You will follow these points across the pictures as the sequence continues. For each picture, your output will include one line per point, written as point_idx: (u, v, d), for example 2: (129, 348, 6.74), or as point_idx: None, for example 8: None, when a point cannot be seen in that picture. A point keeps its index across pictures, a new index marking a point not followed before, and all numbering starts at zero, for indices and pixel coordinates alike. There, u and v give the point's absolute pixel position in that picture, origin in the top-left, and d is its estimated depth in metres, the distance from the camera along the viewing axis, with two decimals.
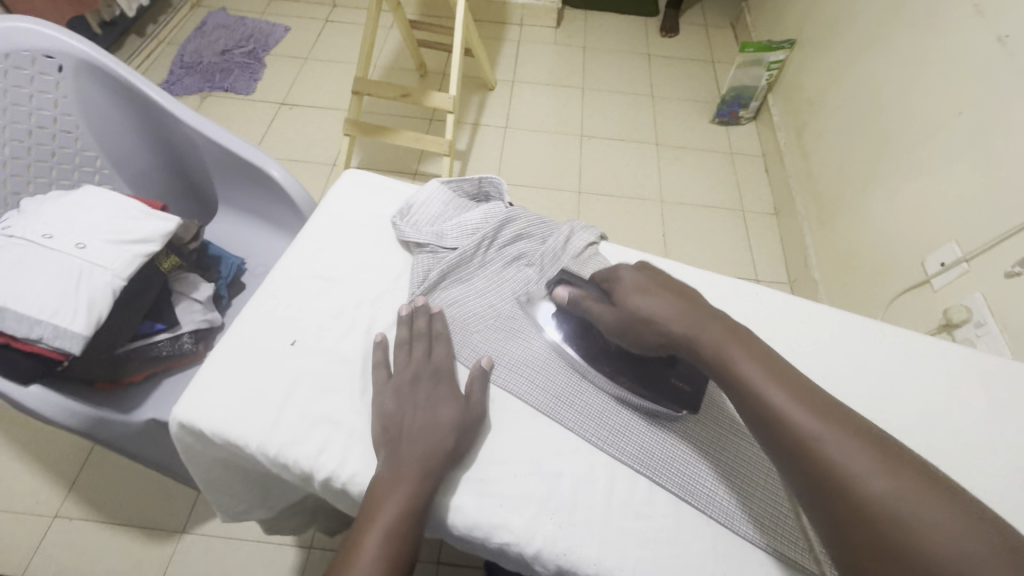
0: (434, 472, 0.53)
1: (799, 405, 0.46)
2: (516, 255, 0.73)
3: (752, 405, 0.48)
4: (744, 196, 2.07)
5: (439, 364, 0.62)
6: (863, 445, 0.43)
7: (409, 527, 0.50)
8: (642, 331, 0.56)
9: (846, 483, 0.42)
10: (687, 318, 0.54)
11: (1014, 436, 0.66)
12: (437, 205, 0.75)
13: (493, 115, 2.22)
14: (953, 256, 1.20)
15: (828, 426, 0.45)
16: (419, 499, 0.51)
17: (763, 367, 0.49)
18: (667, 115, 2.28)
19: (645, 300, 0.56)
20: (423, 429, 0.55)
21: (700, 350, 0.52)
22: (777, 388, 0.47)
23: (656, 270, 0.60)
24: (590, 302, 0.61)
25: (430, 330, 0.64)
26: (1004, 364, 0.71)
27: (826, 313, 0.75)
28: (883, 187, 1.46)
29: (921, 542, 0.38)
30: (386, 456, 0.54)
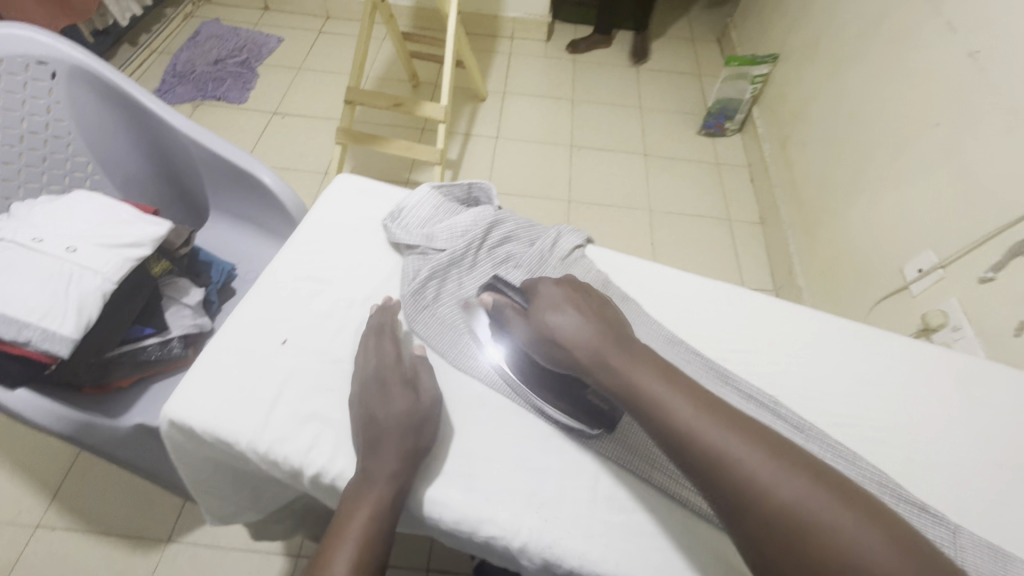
0: (407, 474, 0.54)
1: (705, 419, 0.47)
2: (505, 257, 0.74)
3: (662, 422, 0.48)
4: (729, 205, 2.11)
5: (384, 359, 0.61)
6: (766, 450, 0.45)
7: (379, 529, 0.50)
8: (554, 352, 0.55)
9: (754, 490, 0.43)
10: (598, 335, 0.54)
11: (987, 431, 0.68)
12: (428, 208, 0.77)
13: (484, 125, 2.25)
14: (930, 262, 1.24)
15: (732, 439, 0.46)
16: (391, 502, 0.52)
17: (669, 384, 0.50)
18: (655, 127, 2.33)
19: (557, 321, 0.56)
20: (398, 431, 0.55)
21: (610, 370, 0.52)
22: (684, 404, 0.48)
23: (571, 286, 0.60)
24: (511, 314, 0.60)
25: (381, 324, 0.64)
26: (975, 362, 0.73)
27: (806, 314, 0.77)
28: (864, 196, 1.50)
29: (825, 543, 0.40)
30: (362, 460, 0.54)
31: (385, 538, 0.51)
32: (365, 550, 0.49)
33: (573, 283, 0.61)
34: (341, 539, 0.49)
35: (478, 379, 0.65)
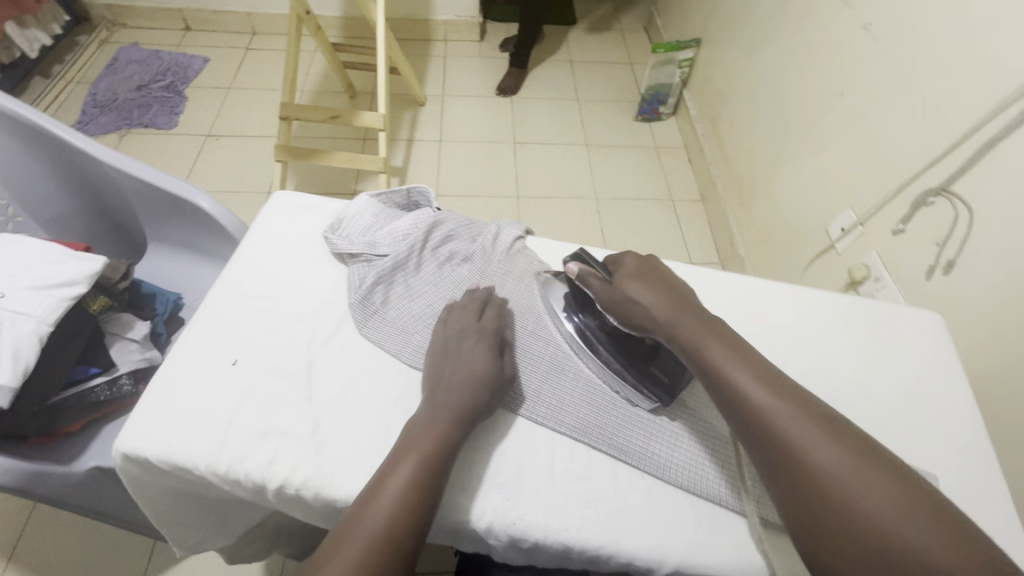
0: (468, 423, 0.59)
1: (762, 385, 0.51)
2: (448, 255, 0.77)
3: (720, 383, 0.53)
4: (671, 185, 2.20)
5: (487, 325, 0.67)
6: (814, 421, 0.48)
7: (436, 461, 0.54)
8: (630, 317, 0.61)
9: (798, 451, 0.47)
10: (670, 303, 0.59)
11: (902, 365, 0.74)
12: (367, 217, 0.78)
13: (426, 130, 2.26)
14: (850, 220, 1.34)
15: (783, 405, 0.50)
16: (450, 442, 0.56)
17: (734, 352, 0.54)
18: (594, 117, 2.40)
19: (636, 288, 0.61)
20: (478, 382, 0.61)
21: (679, 332, 0.57)
22: (745, 369, 0.52)
23: (653, 263, 0.65)
24: (593, 279, 0.65)
25: (484, 298, 0.70)
26: (886, 305, 0.81)
27: (732, 279, 0.82)
28: (788, 165, 1.61)
29: (857, 503, 0.44)
30: (434, 396, 0.60)
31: (440, 472, 0.54)
32: (418, 474, 0.53)
33: (653, 262, 0.66)
34: (399, 463, 0.54)
35: None
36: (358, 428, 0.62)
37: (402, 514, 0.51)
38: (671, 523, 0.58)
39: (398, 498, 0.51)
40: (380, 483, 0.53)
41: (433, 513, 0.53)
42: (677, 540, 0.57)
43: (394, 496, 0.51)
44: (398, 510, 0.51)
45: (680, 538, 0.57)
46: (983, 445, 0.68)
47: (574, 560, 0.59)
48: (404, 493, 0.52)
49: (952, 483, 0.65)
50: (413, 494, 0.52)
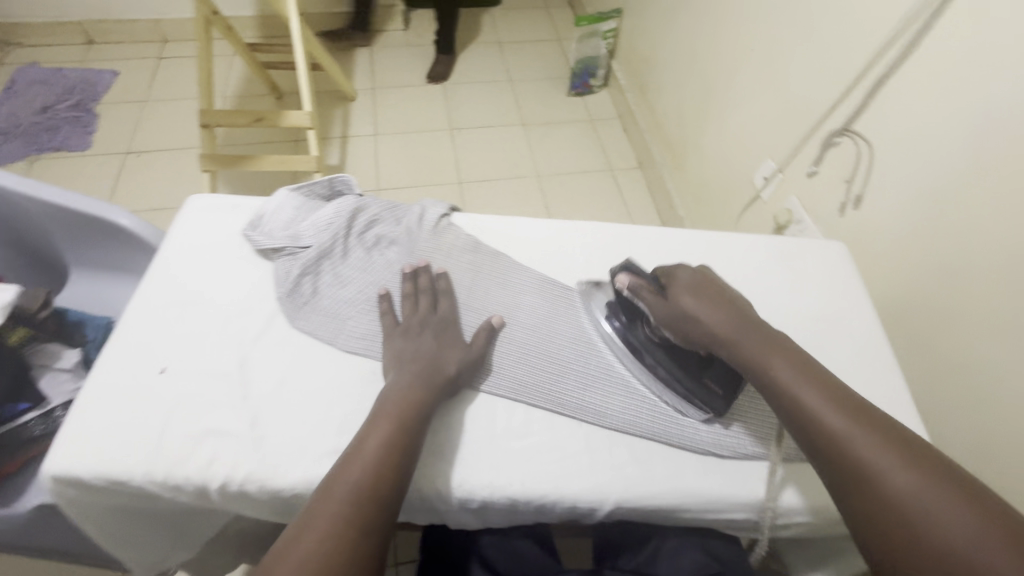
0: (434, 387, 0.61)
1: (834, 409, 0.52)
2: (375, 240, 0.77)
3: (792, 406, 0.54)
4: (610, 155, 2.24)
5: (444, 313, 0.69)
6: (888, 444, 0.48)
7: (406, 426, 0.57)
8: (690, 332, 0.62)
9: (870, 472, 0.48)
10: (732, 318, 0.61)
11: (815, 293, 0.79)
12: (289, 211, 0.77)
13: (360, 124, 2.22)
14: (770, 169, 1.41)
15: (855, 426, 0.50)
16: (416, 404, 0.59)
17: (805, 375, 0.55)
18: (528, 95, 2.41)
19: (692, 304, 0.62)
20: (448, 358, 0.64)
21: (743, 351, 0.59)
22: (815, 393, 0.53)
23: (706, 275, 0.66)
24: (647, 292, 0.65)
25: (429, 287, 0.71)
26: (797, 240, 0.86)
27: (659, 229, 0.83)
28: (713, 123, 1.67)
29: (934, 532, 0.43)
30: (402, 371, 0.62)
31: (411, 437, 0.57)
32: (390, 438, 0.56)
33: (706, 275, 0.66)
34: (372, 430, 0.56)
35: (370, 356, 0.67)
36: (297, 419, 0.62)
37: (376, 474, 0.53)
38: (608, 463, 0.62)
39: (371, 461, 0.54)
40: (354, 450, 0.55)
41: (401, 484, 0.54)
42: (614, 477, 0.61)
43: (366, 462, 0.53)
44: (372, 472, 0.53)
45: (619, 477, 0.61)
46: (888, 357, 0.74)
47: (523, 513, 0.61)
48: (376, 461, 0.54)
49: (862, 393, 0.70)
50: (387, 456, 0.55)
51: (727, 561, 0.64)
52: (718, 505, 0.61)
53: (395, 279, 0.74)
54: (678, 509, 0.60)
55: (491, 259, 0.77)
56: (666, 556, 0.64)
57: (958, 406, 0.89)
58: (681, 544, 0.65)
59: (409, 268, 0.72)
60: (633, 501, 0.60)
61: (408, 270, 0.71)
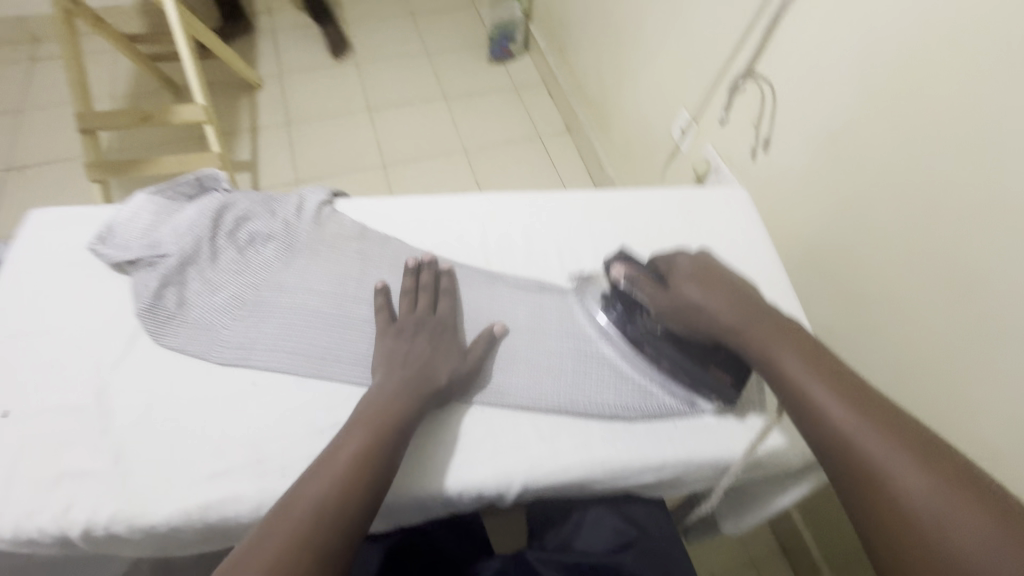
0: (423, 399, 0.56)
1: (845, 400, 0.47)
2: (248, 238, 0.70)
3: (799, 396, 0.49)
4: (537, 122, 2.15)
5: (444, 316, 0.64)
6: (901, 441, 0.43)
7: (387, 435, 0.53)
8: (693, 320, 0.58)
9: (882, 473, 0.42)
10: (737, 307, 0.56)
11: (718, 244, 0.78)
12: (145, 217, 0.70)
13: (269, 114, 2.06)
14: (685, 120, 1.39)
15: (868, 423, 0.45)
16: (399, 413, 0.54)
17: (814, 364, 0.50)
18: (447, 66, 2.29)
19: (694, 291, 0.58)
20: (440, 365, 0.60)
21: (751, 340, 0.54)
22: (824, 383, 0.48)
23: (711, 262, 0.61)
24: (643, 283, 0.62)
25: (427, 284, 0.66)
26: (699, 190, 0.84)
27: (556, 198, 0.80)
28: (630, 79, 1.63)
29: (949, 543, 0.38)
30: (387, 376, 0.58)
31: (390, 447, 0.52)
32: (367, 450, 0.51)
33: (714, 262, 0.62)
34: (348, 440, 0.51)
35: (249, 366, 0.62)
36: (170, 446, 0.56)
37: (348, 484, 0.48)
38: (511, 444, 0.59)
39: (344, 471, 0.49)
40: (330, 456, 0.50)
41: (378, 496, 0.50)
42: (519, 457, 0.58)
43: (334, 473, 0.49)
44: (342, 483, 0.48)
45: (524, 457, 0.58)
46: (790, 298, 0.74)
47: (430, 508, 0.58)
48: (347, 470, 0.49)
49: None
50: (365, 465, 0.50)
51: (646, 525, 0.63)
52: (630, 471, 0.59)
53: (274, 279, 0.68)
54: (589, 481, 0.59)
55: (377, 246, 0.72)
56: (586, 527, 0.62)
57: (859, 342, 0.88)
58: (601, 513, 0.64)
59: (412, 262, 0.68)
60: (542, 480, 0.58)
61: (411, 264, 0.67)
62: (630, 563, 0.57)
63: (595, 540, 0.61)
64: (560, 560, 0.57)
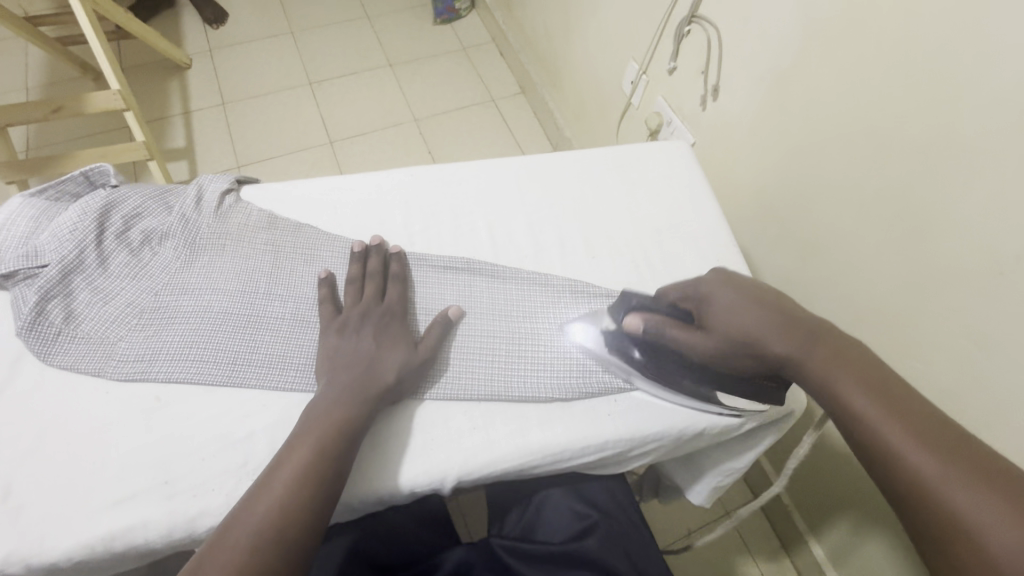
0: (373, 403, 0.52)
1: (925, 442, 0.39)
2: (141, 238, 0.64)
3: (868, 436, 0.42)
4: (489, 84, 2.02)
5: (391, 303, 0.60)
6: (1011, 506, 0.34)
7: (333, 443, 0.49)
8: (746, 352, 0.51)
9: (968, 529, 0.35)
10: (795, 331, 0.49)
11: (660, 204, 0.74)
12: (22, 223, 0.63)
13: (201, 96, 1.91)
14: (635, 72, 1.32)
15: (951, 468, 0.37)
16: (346, 427, 0.50)
17: (882, 397, 0.43)
18: (389, 30, 2.13)
19: (741, 323, 0.51)
20: (388, 359, 0.55)
21: (807, 372, 0.47)
22: (896, 420, 0.41)
23: (736, 281, 0.55)
24: (675, 331, 0.53)
25: (365, 273, 0.62)
26: (640, 148, 0.79)
27: (485, 167, 0.75)
28: (581, 31, 1.53)
29: None
30: (335, 378, 0.54)
31: (337, 457, 0.48)
32: (307, 466, 0.47)
33: (730, 276, 0.56)
34: (294, 452, 0.48)
35: (151, 378, 0.56)
36: (64, 475, 0.51)
37: (294, 504, 0.45)
38: (445, 436, 0.56)
39: (286, 495, 0.45)
40: (269, 478, 0.46)
41: (327, 513, 0.46)
42: (452, 451, 0.55)
43: (279, 496, 0.45)
44: (283, 506, 0.45)
45: (456, 451, 0.55)
46: (732, 255, 0.71)
47: (363, 510, 0.55)
48: (291, 489, 0.45)
49: None
50: (310, 481, 0.46)
51: (606, 509, 0.60)
52: (568, 454, 0.56)
53: (174, 281, 0.62)
54: (527, 468, 0.56)
55: (292, 234, 0.66)
56: (550, 513, 0.60)
57: (814, 296, 0.85)
58: (560, 496, 0.61)
59: (358, 247, 0.64)
60: (476, 473, 0.54)
61: (359, 249, 0.64)
62: (595, 549, 0.54)
63: (558, 528, 0.58)
64: (522, 551, 0.54)
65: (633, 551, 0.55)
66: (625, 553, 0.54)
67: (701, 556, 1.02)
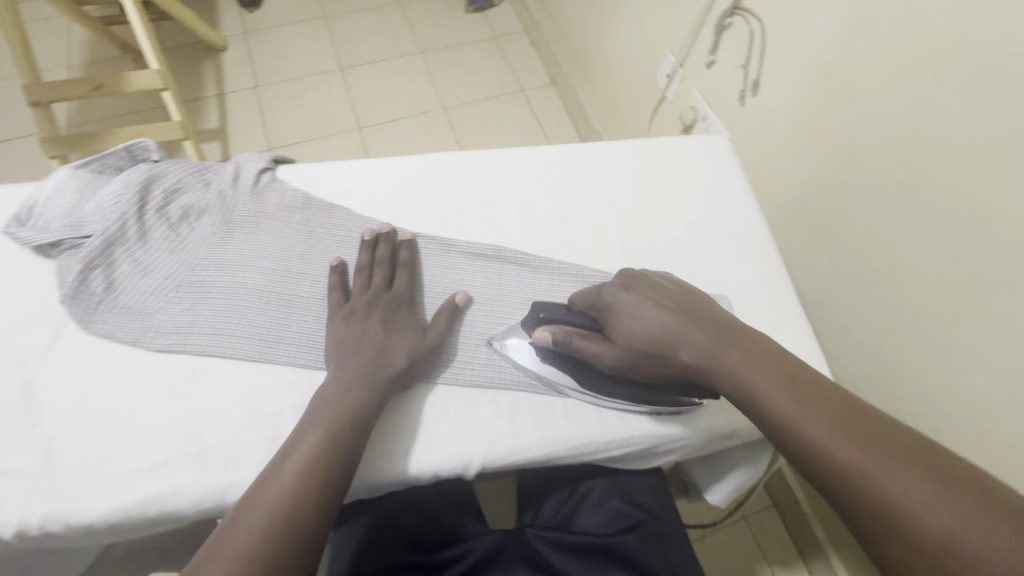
0: (385, 391, 0.53)
1: (837, 430, 0.38)
2: (181, 213, 0.65)
3: (788, 436, 0.40)
4: (519, 74, 2.00)
5: (399, 291, 0.60)
6: (936, 483, 0.34)
7: (347, 428, 0.49)
8: (652, 357, 0.50)
9: (901, 515, 0.33)
10: (704, 334, 0.47)
11: (694, 199, 0.72)
12: (67, 194, 0.64)
13: (236, 78, 1.93)
14: (671, 65, 1.29)
15: (873, 453, 0.36)
16: (360, 412, 0.50)
17: (794, 391, 0.41)
18: (422, 18, 2.12)
19: (641, 326, 0.50)
20: (397, 347, 0.56)
21: (721, 373, 0.46)
22: (811, 413, 0.40)
23: (638, 282, 0.54)
24: (582, 341, 0.53)
25: (381, 259, 0.62)
26: (676, 141, 0.77)
27: (518, 156, 0.74)
28: (616, 22, 1.50)
29: None
30: (350, 363, 0.54)
31: (354, 443, 0.49)
32: (325, 448, 0.47)
33: (632, 278, 0.55)
34: (301, 440, 0.48)
35: (186, 351, 0.58)
36: (102, 441, 0.53)
37: (313, 483, 0.45)
38: (468, 424, 0.55)
39: (293, 487, 0.45)
40: (270, 474, 0.46)
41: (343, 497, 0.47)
42: (474, 438, 0.55)
43: (296, 474, 0.45)
44: (303, 485, 0.45)
45: (481, 437, 0.55)
46: (769, 253, 0.69)
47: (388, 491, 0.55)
48: (306, 470, 0.46)
49: (741, 296, 0.65)
50: (319, 470, 0.46)
51: (649, 509, 0.59)
52: (595, 447, 0.56)
53: (210, 256, 0.63)
54: (552, 460, 0.55)
55: (324, 215, 0.67)
56: (587, 506, 0.60)
57: (849, 301, 0.82)
58: (604, 490, 0.61)
59: (369, 235, 0.63)
60: (501, 460, 0.54)
61: (369, 237, 0.63)
62: (634, 546, 0.53)
63: (595, 520, 0.58)
64: (562, 542, 0.54)
65: (673, 553, 0.55)
66: (664, 556, 0.54)
67: (716, 557, 1.00)
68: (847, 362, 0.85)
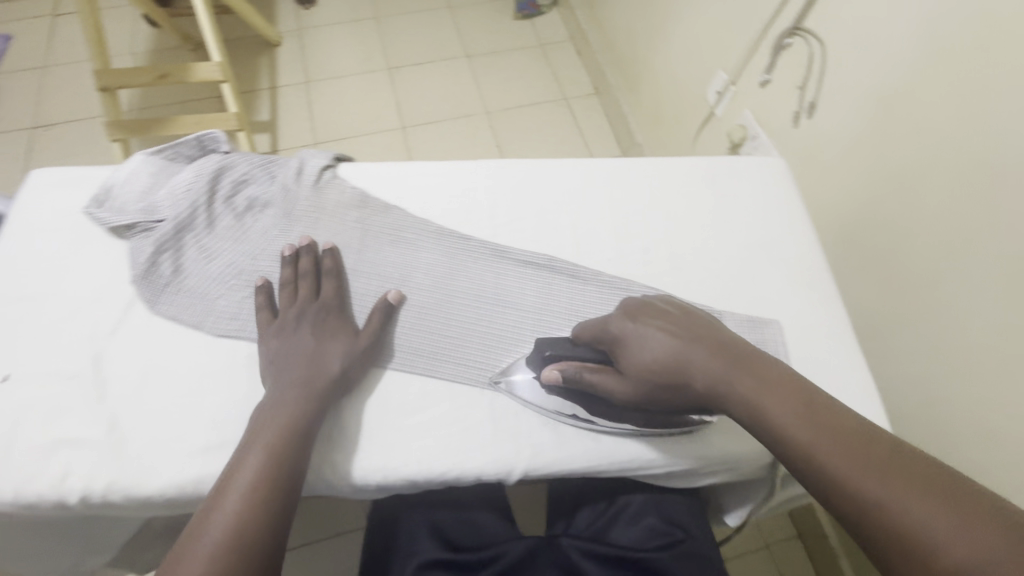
0: (322, 402, 0.53)
1: (853, 458, 0.38)
2: (246, 204, 0.67)
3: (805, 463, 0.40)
4: (563, 82, 2.00)
5: (327, 300, 0.59)
6: (957, 512, 0.34)
7: (287, 445, 0.49)
8: (662, 389, 0.49)
9: (921, 544, 0.33)
10: (713, 358, 0.46)
11: (747, 221, 0.72)
12: (143, 178, 0.68)
13: (288, 73, 1.99)
14: (722, 82, 1.28)
15: (890, 483, 0.36)
16: (300, 424, 0.51)
17: (809, 417, 0.41)
18: (470, 22, 2.15)
19: (649, 350, 0.49)
20: (328, 356, 0.55)
21: (732, 398, 0.45)
22: (828, 440, 0.39)
23: (646, 306, 0.53)
24: (591, 376, 0.51)
25: (323, 270, 0.62)
26: (729, 161, 0.77)
27: (570, 166, 0.74)
28: (667, 36, 1.49)
29: None
30: (281, 379, 0.53)
31: (294, 457, 0.49)
32: (275, 452, 0.48)
33: (641, 304, 0.54)
34: (255, 441, 0.49)
35: (243, 338, 0.60)
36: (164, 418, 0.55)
37: (271, 488, 0.47)
38: (507, 432, 0.56)
39: (254, 485, 0.46)
40: (226, 482, 0.46)
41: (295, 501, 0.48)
42: (515, 446, 0.55)
43: (247, 483, 0.46)
44: (257, 491, 0.46)
45: (525, 444, 0.55)
46: (823, 280, 0.68)
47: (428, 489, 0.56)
48: (259, 475, 0.47)
49: (790, 323, 0.64)
50: (270, 480, 0.47)
51: (689, 529, 0.58)
52: (636, 463, 0.56)
53: (271, 247, 0.65)
54: (594, 472, 0.56)
55: (381, 214, 0.68)
56: (623, 521, 0.59)
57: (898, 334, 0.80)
58: (642, 506, 0.60)
59: (288, 249, 0.62)
60: (544, 468, 0.55)
61: (286, 253, 0.62)
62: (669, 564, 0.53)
63: (631, 536, 0.58)
64: (597, 553, 0.54)
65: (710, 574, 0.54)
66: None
67: None
68: (890, 397, 0.82)
